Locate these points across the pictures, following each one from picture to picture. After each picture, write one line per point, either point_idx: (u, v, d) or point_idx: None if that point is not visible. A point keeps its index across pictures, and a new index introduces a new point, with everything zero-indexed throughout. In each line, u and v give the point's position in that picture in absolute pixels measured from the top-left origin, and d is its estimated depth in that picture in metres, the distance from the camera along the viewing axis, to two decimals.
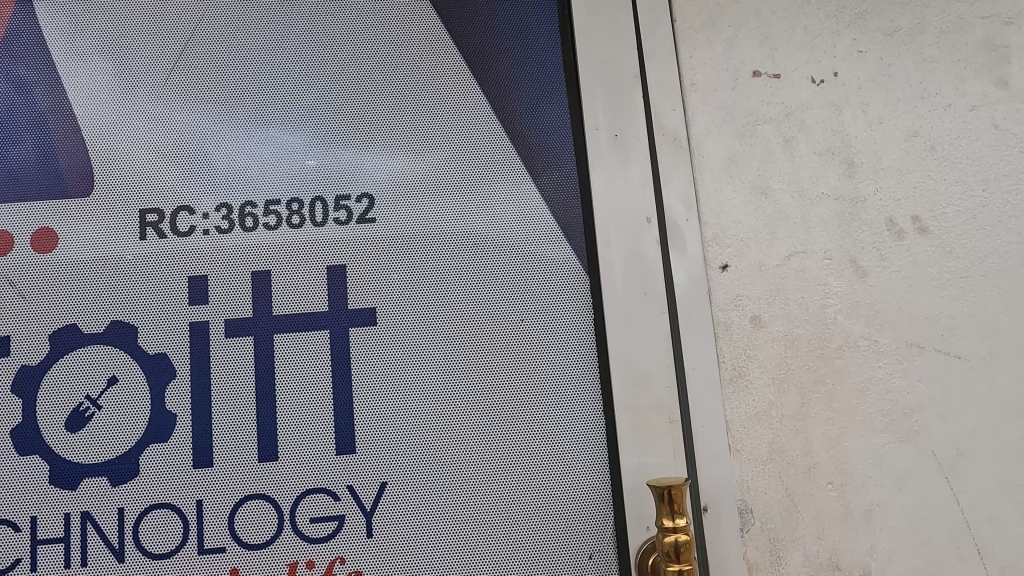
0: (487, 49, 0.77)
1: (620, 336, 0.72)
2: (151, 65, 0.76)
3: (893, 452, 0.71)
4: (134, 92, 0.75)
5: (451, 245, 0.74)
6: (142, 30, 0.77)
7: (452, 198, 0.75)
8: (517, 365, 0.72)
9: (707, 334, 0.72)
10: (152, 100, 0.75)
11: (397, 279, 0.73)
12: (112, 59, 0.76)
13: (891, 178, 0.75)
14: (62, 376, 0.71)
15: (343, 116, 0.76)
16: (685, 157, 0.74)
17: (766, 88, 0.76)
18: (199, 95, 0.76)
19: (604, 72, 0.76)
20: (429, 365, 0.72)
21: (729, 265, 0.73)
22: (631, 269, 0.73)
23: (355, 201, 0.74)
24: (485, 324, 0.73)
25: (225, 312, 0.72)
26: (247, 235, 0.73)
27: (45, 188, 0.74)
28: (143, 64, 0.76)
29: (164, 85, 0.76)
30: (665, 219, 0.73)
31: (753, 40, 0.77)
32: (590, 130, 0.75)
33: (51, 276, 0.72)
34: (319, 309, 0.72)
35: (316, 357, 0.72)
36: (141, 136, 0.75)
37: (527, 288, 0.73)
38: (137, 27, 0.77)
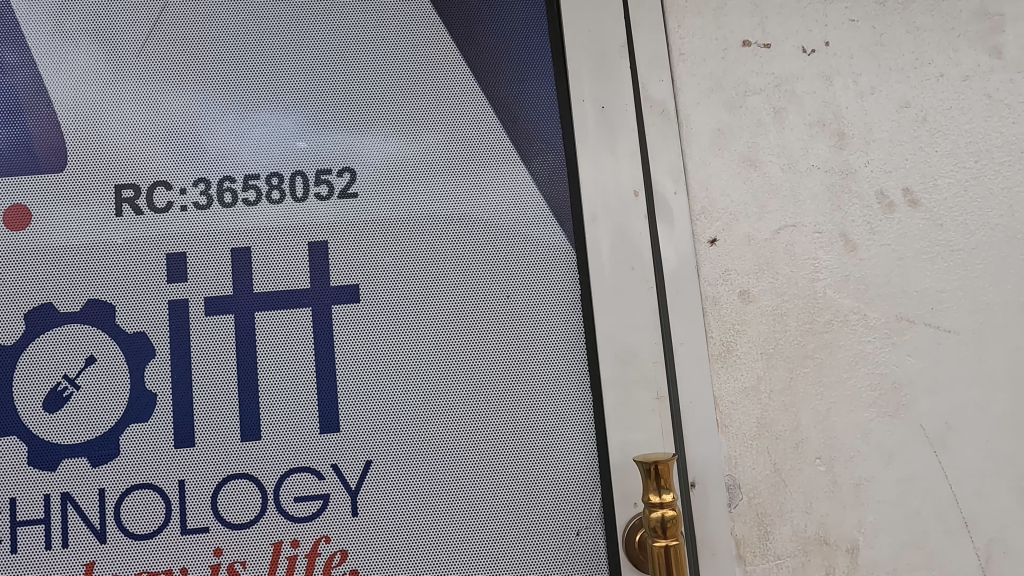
0: (471, 19, 0.75)
1: (607, 312, 0.71)
2: (124, 35, 0.74)
3: (881, 427, 0.70)
4: (108, 65, 0.73)
5: (435, 220, 0.73)
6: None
7: (436, 172, 0.73)
8: (503, 342, 0.71)
9: (695, 309, 0.71)
10: (126, 73, 0.73)
11: (381, 256, 0.72)
12: (84, 30, 0.74)
13: (882, 150, 0.74)
14: (38, 356, 0.69)
15: (324, 89, 0.74)
16: (673, 129, 0.73)
17: (755, 59, 0.74)
18: (174, 68, 0.74)
19: (590, 42, 0.74)
20: (414, 343, 0.71)
21: (717, 239, 0.72)
22: (618, 244, 0.72)
23: (336, 176, 0.73)
24: (470, 301, 0.72)
25: (204, 290, 0.71)
26: (226, 211, 0.72)
27: (17, 164, 0.72)
28: (115, 35, 0.74)
29: (138, 57, 0.74)
30: (653, 192, 0.72)
31: (742, 9, 0.75)
32: (577, 102, 0.74)
33: (25, 254, 0.71)
34: (300, 287, 0.71)
35: (298, 335, 0.71)
36: (114, 110, 0.73)
37: (513, 263, 0.72)
38: None
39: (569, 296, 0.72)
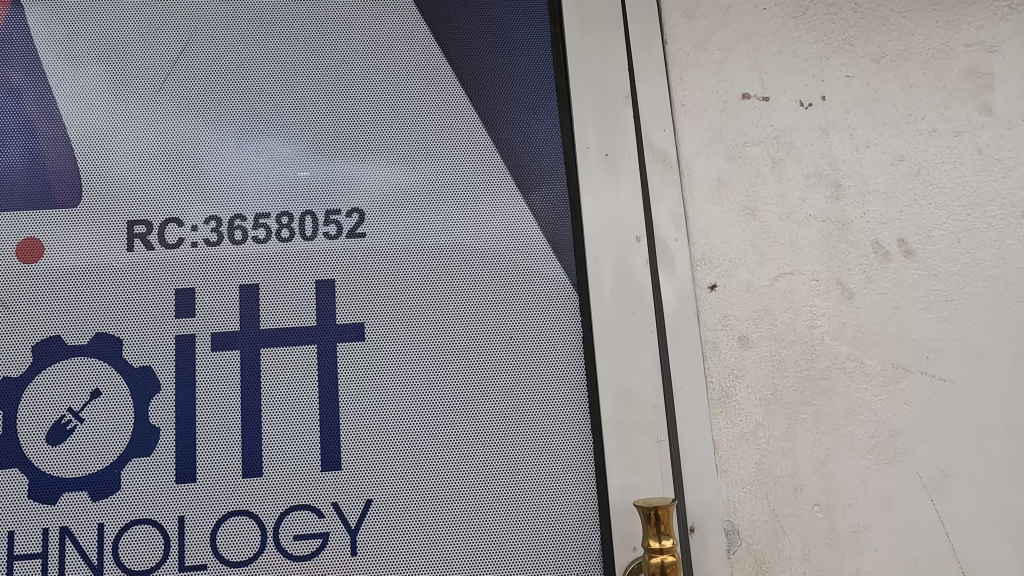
0: (480, 66, 0.78)
1: (608, 354, 0.72)
2: (141, 75, 0.76)
3: (878, 474, 0.71)
4: (124, 104, 0.75)
5: (441, 261, 0.74)
6: (132, 41, 0.77)
7: (443, 214, 0.75)
8: (505, 383, 0.72)
9: (695, 354, 0.72)
10: (141, 112, 0.75)
11: (387, 295, 0.73)
12: (102, 70, 0.76)
13: (877, 201, 0.76)
14: (43, 388, 0.70)
15: (335, 131, 0.76)
16: (674, 177, 0.75)
17: (755, 111, 0.77)
18: (191, 107, 0.76)
19: (595, 92, 0.77)
20: (417, 381, 0.72)
21: (717, 285, 0.73)
22: (621, 288, 0.73)
23: (345, 216, 0.74)
24: (474, 342, 0.73)
25: (212, 325, 0.72)
26: (236, 248, 0.73)
27: (32, 198, 0.73)
28: (131, 75, 0.76)
29: (155, 96, 0.76)
30: (655, 238, 0.74)
31: (742, 63, 0.77)
32: (581, 148, 0.76)
33: (36, 286, 0.72)
34: (306, 324, 0.72)
35: (303, 372, 0.71)
36: (127, 146, 0.74)
37: (517, 305, 0.73)
38: (127, 38, 0.77)
39: (571, 338, 0.73)
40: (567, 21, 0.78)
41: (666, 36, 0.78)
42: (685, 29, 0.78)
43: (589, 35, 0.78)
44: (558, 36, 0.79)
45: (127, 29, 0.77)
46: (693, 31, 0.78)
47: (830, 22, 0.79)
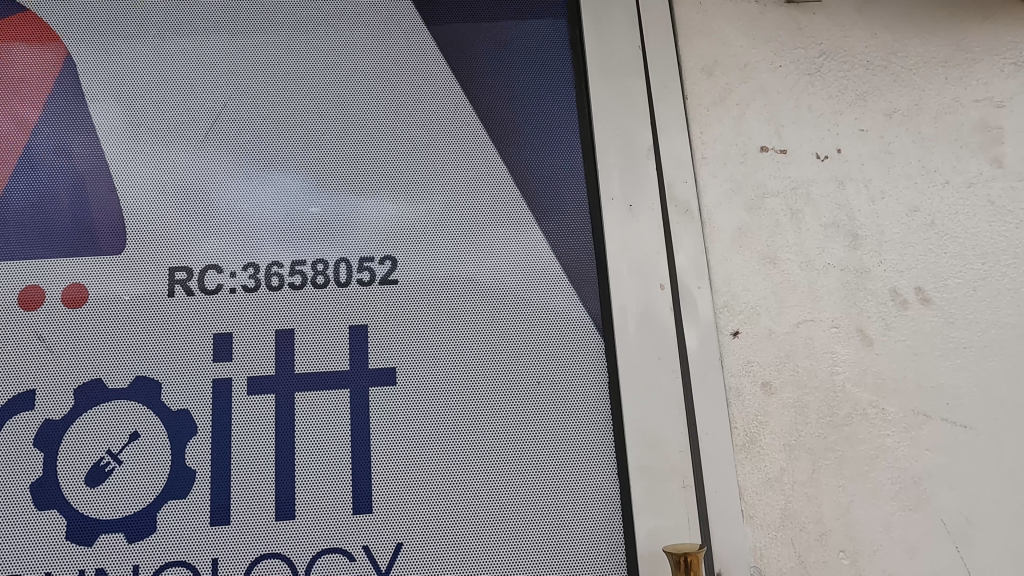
0: (509, 121, 0.82)
1: (634, 400, 0.74)
2: (184, 129, 0.80)
3: (903, 520, 0.72)
4: (168, 156, 0.79)
5: (471, 307, 0.76)
6: (176, 96, 0.81)
7: (473, 262, 0.77)
8: (533, 428, 0.73)
9: (719, 400, 0.74)
10: (184, 163, 0.79)
11: (418, 340, 0.75)
12: (148, 124, 0.80)
13: (894, 251, 0.78)
14: (83, 431, 0.72)
15: (369, 181, 0.79)
16: (697, 227, 0.77)
17: (773, 163, 0.79)
18: (232, 159, 0.79)
19: (619, 145, 0.80)
20: (448, 425, 0.73)
21: (740, 332, 0.75)
22: (646, 334, 0.75)
23: (378, 264, 0.77)
24: (503, 387, 0.74)
25: (248, 369, 0.74)
26: (273, 294, 0.76)
27: (79, 245, 0.76)
28: (174, 129, 0.80)
29: (198, 149, 0.79)
30: (678, 286, 0.76)
31: (760, 118, 0.81)
32: (606, 199, 0.79)
33: (80, 331, 0.74)
34: (339, 368, 0.74)
35: (335, 416, 0.73)
36: (159, 189, 0.78)
37: (544, 351, 0.75)
38: (172, 94, 0.81)
39: (597, 383, 0.75)
40: (592, 78, 0.82)
41: (686, 92, 0.81)
42: (705, 85, 0.81)
43: (612, 91, 0.81)
44: (582, 94, 0.82)
45: (174, 86, 0.81)
46: (713, 87, 0.81)
47: (843, 78, 0.82)
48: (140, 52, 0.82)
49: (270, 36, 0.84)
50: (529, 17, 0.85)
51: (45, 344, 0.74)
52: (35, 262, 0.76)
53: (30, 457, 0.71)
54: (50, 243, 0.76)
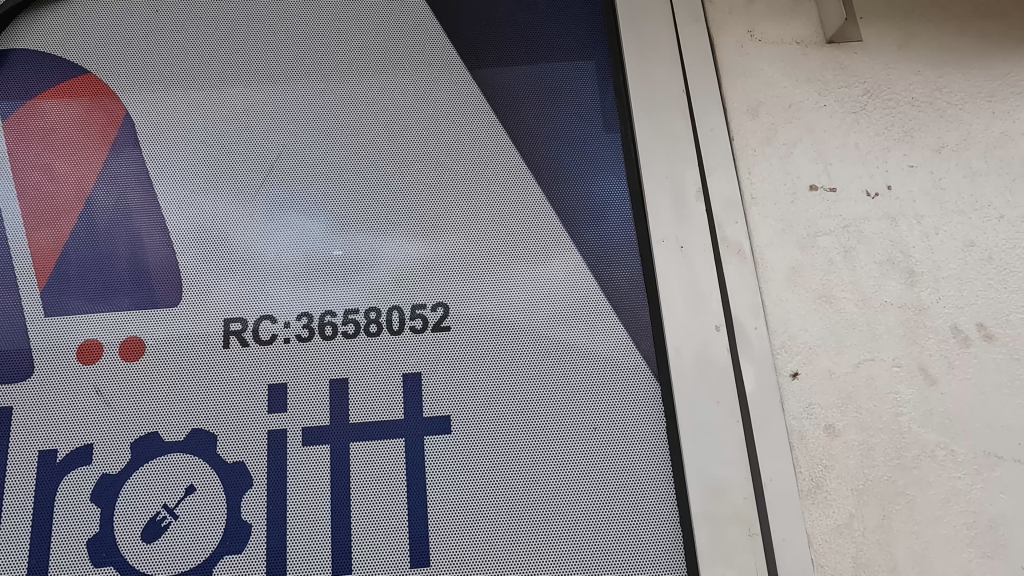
0: (555, 166, 0.82)
1: (694, 445, 0.72)
2: (235, 180, 0.81)
3: (981, 568, 0.69)
4: (220, 207, 0.80)
5: (524, 353, 0.76)
6: (226, 148, 0.83)
7: (525, 307, 0.77)
8: (591, 475, 0.72)
9: (782, 444, 0.72)
10: (235, 213, 0.80)
11: (472, 386, 0.75)
12: (200, 175, 0.81)
13: (952, 287, 0.77)
14: (139, 485, 0.71)
15: (419, 228, 0.80)
16: (750, 268, 0.77)
17: (823, 202, 0.79)
18: (282, 208, 0.80)
19: (667, 187, 0.80)
20: (504, 473, 0.72)
21: (799, 373, 0.74)
22: (703, 377, 0.74)
23: (430, 310, 0.77)
24: (559, 433, 0.73)
25: (303, 419, 0.73)
26: (327, 343, 0.76)
27: (136, 298, 0.77)
28: (224, 179, 0.81)
29: (247, 199, 0.81)
30: (734, 327, 0.75)
31: (808, 157, 0.81)
32: (656, 241, 0.78)
33: (137, 384, 0.74)
34: (394, 417, 0.73)
35: (391, 465, 0.72)
36: (198, 234, 0.79)
37: (600, 395, 0.74)
38: (222, 146, 0.83)
39: (655, 428, 0.73)
40: (637, 122, 0.83)
41: (732, 133, 0.81)
42: (750, 126, 0.82)
43: (658, 134, 0.82)
44: (627, 137, 0.83)
45: (226, 140, 0.83)
46: (758, 128, 0.81)
47: (888, 115, 0.82)
48: (193, 108, 0.84)
49: (318, 87, 0.85)
50: (572, 63, 0.87)
51: (103, 398, 0.74)
52: (94, 315, 0.76)
53: (87, 513, 0.70)
54: (109, 297, 0.77)
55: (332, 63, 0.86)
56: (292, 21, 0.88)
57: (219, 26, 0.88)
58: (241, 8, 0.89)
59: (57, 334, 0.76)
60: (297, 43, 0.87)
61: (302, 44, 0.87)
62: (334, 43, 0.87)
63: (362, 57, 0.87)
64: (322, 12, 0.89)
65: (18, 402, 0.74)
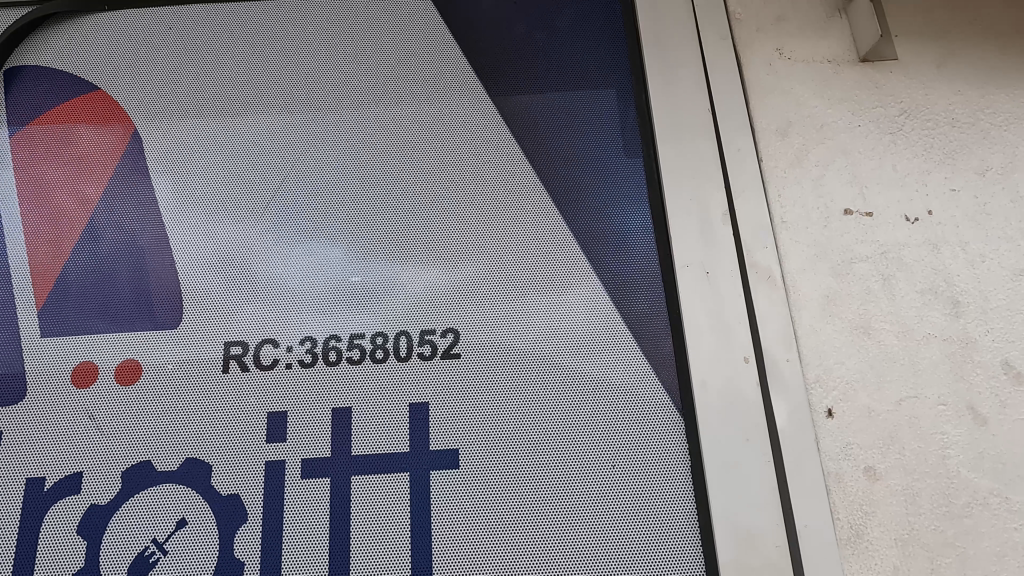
0: (574, 187, 0.79)
1: (721, 486, 0.67)
2: (243, 199, 0.79)
3: None
4: (227, 227, 0.78)
5: (539, 383, 0.71)
6: (235, 166, 0.80)
7: (540, 334, 0.73)
8: (609, 516, 0.67)
9: (818, 487, 0.66)
10: (241, 234, 0.78)
11: (483, 418, 0.70)
12: (207, 194, 0.79)
13: (1001, 319, 0.71)
14: (129, 517, 0.67)
15: (430, 250, 0.76)
16: (780, 296, 0.72)
17: (859, 227, 0.74)
18: (290, 229, 0.78)
19: (691, 210, 0.76)
20: (515, 512, 0.67)
21: (835, 410, 0.68)
22: (731, 412, 0.69)
23: (440, 336, 0.73)
24: (575, 470, 0.68)
25: (303, 450, 0.69)
26: (331, 369, 0.72)
27: (135, 318, 0.74)
28: (231, 199, 0.79)
29: (254, 218, 0.78)
30: (764, 359, 0.70)
31: (842, 179, 0.76)
32: (680, 266, 0.74)
33: (131, 408, 0.71)
34: (399, 450, 0.69)
35: (395, 502, 0.67)
36: (209, 257, 0.77)
37: (620, 430, 0.69)
38: (231, 164, 0.80)
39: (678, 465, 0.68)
40: (659, 142, 0.79)
41: (760, 154, 0.77)
42: (780, 146, 0.77)
43: (681, 154, 0.78)
44: (650, 157, 0.80)
45: (236, 158, 0.81)
46: (788, 149, 0.77)
47: (927, 137, 0.78)
48: (205, 126, 0.83)
49: (330, 106, 0.83)
50: (592, 82, 0.84)
51: (96, 423, 0.71)
52: (92, 336, 0.74)
53: (73, 545, 0.66)
54: (108, 316, 0.75)
55: (345, 82, 0.84)
56: (306, 40, 0.87)
57: (232, 45, 0.87)
58: (257, 27, 0.87)
59: (53, 354, 0.73)
60: (310, 62, 0.86)
61: (315, 63, 0.85)
62: (350, 62, 0.85)
63: (376, 76, 0.85)
64: (336, 31, 0.87)
65: (9, 425, 0.71)
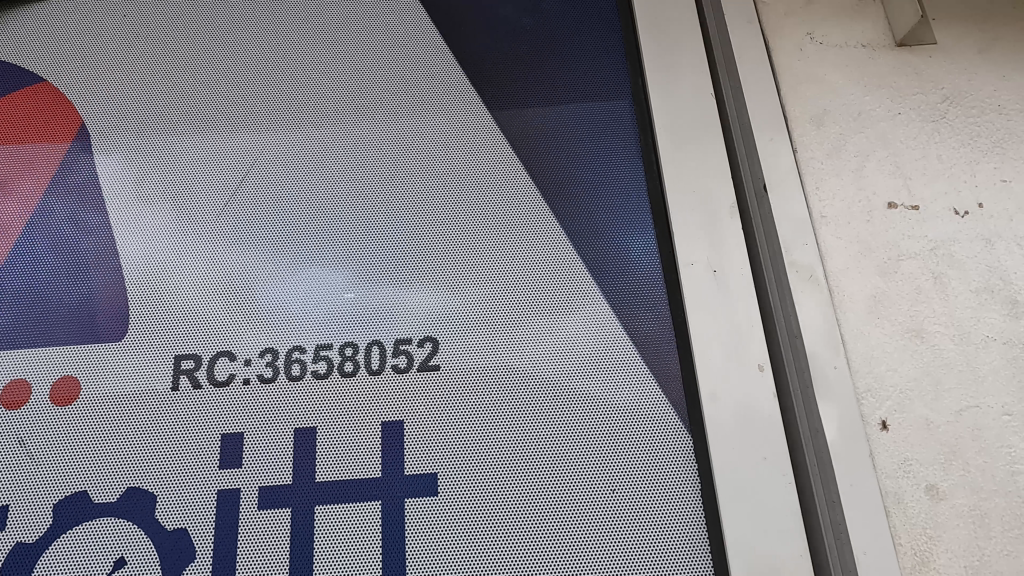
0: (578, 186, 0.73)
1: (735, 509, 0.60)
2: (222, 203, 0.72)
3: None
4: (204, 232, 0.71)
5: (526, 397, 0.64)
6: (213, 169, 0.74)
7: (530, 345, 0.66)
8: (626, 531, 0.60)
9: (877, 509, 0.59)
10: (220, 238, 0.71)
11: (471, 438, 0.63)
12: (182, 199, 0.73)
13: None
14: (58, 559, 0.59)
15: (433, 253, 0.70)
16: (824, 297, 0.65)
17: (905, 222, 0.68)
18: (276, 232, 0.71)
19: (694, 206, 0.71)
20: (501, 544, 0.59)
21: (889, 423, 0.62)
22: (745, 427, 0.62)
23: (416, 346, 0.66)
24: (584, 485, 0.61)
25: (260, 478, 0.61)
26: (293, 385, 0.64)
27: (74, 331, 0.67)
28: (209, 203, 0.72)
29: (236, 222, 0.71)
30: (809, 367, 0.63)
31: (884, 170, 0.70)
32: (684, 265, 0.68)
33: (67, 433, 0.63)
34: (369, 476, 0.61)
35: (365, 535, 0.59)
36: (185, 264, 0.69)
37: (619, 449, 0.62)
38: (209, 167, 0.74)
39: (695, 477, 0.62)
40: (660, 136, 0.74)
41: (795, 144, 0.71)
42: (815, 137, 0.71)
43: (683, 147, 0.73)
44: (649, 151, 0.75)
45: (218, 158, 0.74)
46: (824, 139, 0.71)
47: (973, 125, 0.72)
48: (195, 124, 0.76)
49: (324, 103, 0.77)
50: (606, 77, 0.79)
51: (26, 451, 0.62)
52: (23, 351, 0.66)
53: None
54: (44, 329, 0.67)
55: (339, 78, 0.79)
56: (298, 35, 0.81)
57: (217, 40, 0.81)
58: (245, 22, 0.82)
59: None
60: (303, 57, 0.80)
61: (308, 58, 0.80)
62: (346, 58, 0.80)
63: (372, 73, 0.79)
64: (331, 26, 0.82)
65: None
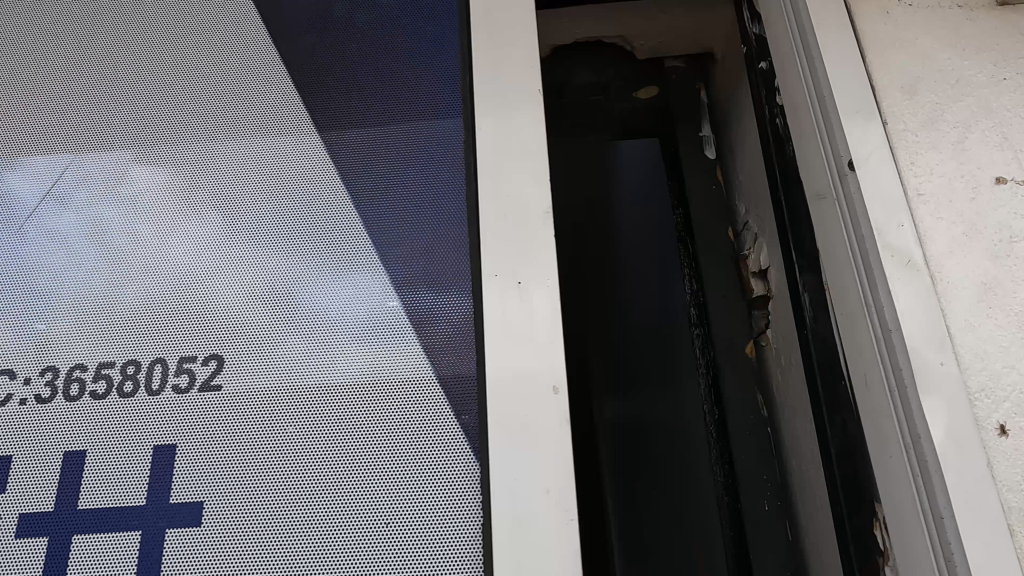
0: (392, 182, 0.71)
1: (514, 540, 0.57)
2: (263, 209, 0.70)
3: None
4: (243, 242, 0.69)
5: (302, 420, 0.62)
6: (254, 173, 0.71)
7: (317, 359, 0.64)
8: (404, 505, 0.58)
9: (1000, 529, 0.51)
10: (256, 247, 0.68)
11: (248, 463, 0.60)
12: (222, 207, 0.70)
13: None
14: None
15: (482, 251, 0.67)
16: (926, 284, 0.57)
17: (1016, 198, 0.60)
18: (319, 239, 0.69)
19: (509, 211, 0.68)
20: (267, 553, 0.57)
21: (1008, 428, 0.54)
22: (528, 451, 0.59)
23: (201, 364, 0.64)
24: (361, 460, 0.60)
25: (24, 504, 0.60)
26: (70, 405, 0.62)
27: None
28: (249, 211, 0.70)
29: (274, 229, 0.69)
30: (913, 365, 0.55)
31: (991, 141, 0.62)
32: (490, 275, 0.65)
33: None
34: (131, 503, 0.59)
35: (118, 562, 0.57)
36: (222, 273, 0.67)
37: (390, 473, 0.59)
38: (250, 172, 0.72)
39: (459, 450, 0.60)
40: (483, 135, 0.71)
41: (884, 117, 0.64)
42: (909, 108, 0.64)
43: (502, 147, 0.71)
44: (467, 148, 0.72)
45: (257, 159, 0.72)
46: (919, 110, 0.64)
47: None
48: (234, 115, 0.74)
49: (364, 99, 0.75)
50: None
51: None
52: None
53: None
54: None
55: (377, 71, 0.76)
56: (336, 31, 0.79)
57: (246, 34, 0.78)
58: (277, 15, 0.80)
59: None
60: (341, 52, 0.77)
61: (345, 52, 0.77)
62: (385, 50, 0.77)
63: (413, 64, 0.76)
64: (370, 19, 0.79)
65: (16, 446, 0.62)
